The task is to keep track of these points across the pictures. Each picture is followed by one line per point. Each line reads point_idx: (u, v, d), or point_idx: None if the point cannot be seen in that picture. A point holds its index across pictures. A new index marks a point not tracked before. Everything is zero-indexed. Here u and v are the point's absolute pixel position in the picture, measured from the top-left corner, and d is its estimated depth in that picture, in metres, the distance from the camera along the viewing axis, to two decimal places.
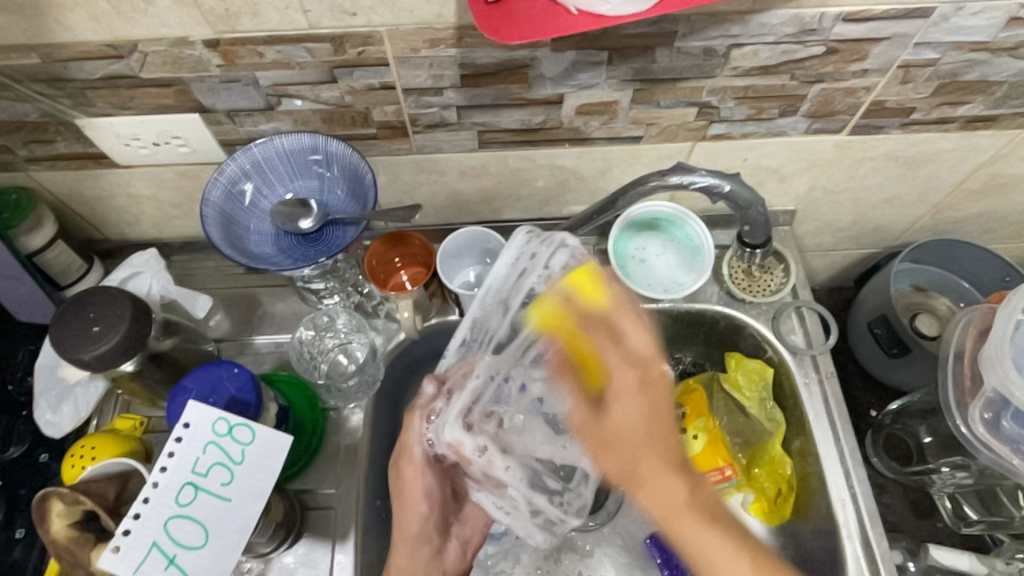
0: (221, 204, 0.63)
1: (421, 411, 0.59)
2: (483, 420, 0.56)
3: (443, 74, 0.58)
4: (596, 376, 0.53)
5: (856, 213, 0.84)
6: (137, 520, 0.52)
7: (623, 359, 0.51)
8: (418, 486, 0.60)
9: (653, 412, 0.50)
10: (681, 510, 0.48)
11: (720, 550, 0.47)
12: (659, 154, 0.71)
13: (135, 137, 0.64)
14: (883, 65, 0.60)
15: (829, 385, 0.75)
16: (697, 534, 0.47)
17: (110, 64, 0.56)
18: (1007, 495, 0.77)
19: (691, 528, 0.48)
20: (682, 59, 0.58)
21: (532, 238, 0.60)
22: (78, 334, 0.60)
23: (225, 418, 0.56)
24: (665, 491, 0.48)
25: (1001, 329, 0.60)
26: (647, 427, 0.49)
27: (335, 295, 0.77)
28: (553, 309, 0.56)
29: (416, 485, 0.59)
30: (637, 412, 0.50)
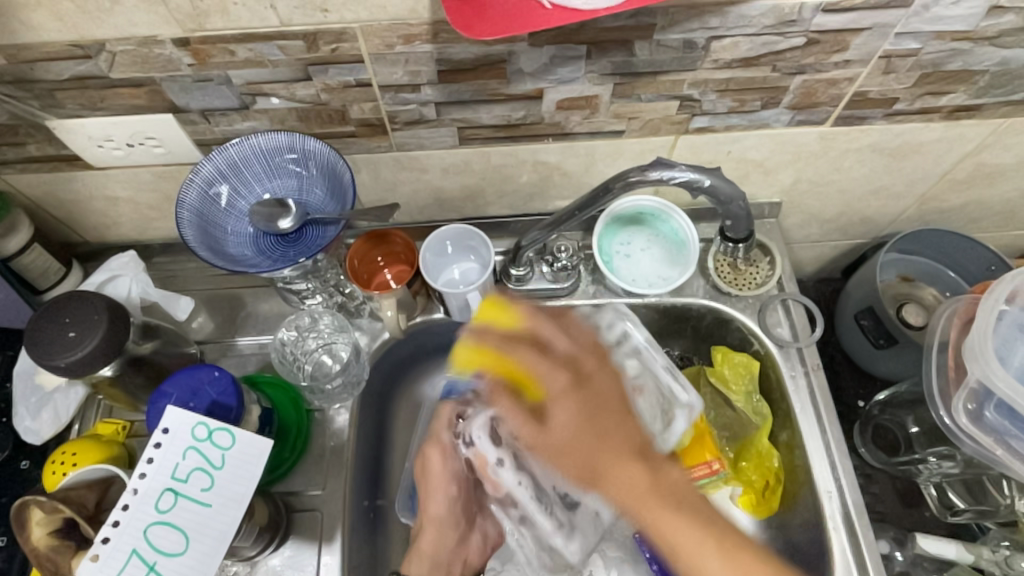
0: (197, 205, 0.62)
1: (455, 406, 0.69)
2: (500, 431, 0.53)
3: (420, 70, 0.57)
4: (533, 391, 0.51)
5: (842, 204, 0.84)
6: (116, 527, 0.52)
7: (551, 361, 0.51)
8: (446, 476, 0.67)
9: (585, 411, 0.49)
10: (620, 453, 0.48)
11: (636, 479, 0.48)
12: (642, 148, 0.70)
13: (107, 138, 0.63)
14: (865, 56, 0.60)
15: (815, 377, 0.75)
16: (614, 467, 0.48)
17: (78, 64, 0.55)
18: (992, 482, 0.78)
19: (608, 455, 0.48)
20: (662, 52, 0.57)
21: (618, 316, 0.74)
22: (53, 340, 0.59)
23: (205, 423, 0.56)
24: (598, 420, 0.49)
25: (984, 320, 0.60)
26: (636, 496, 0.47)
27: (317, 295, 0.76)
28: (467, 346, 0.56)
29: (442, 474, 0.66)
30: (569, 416, 0.49)
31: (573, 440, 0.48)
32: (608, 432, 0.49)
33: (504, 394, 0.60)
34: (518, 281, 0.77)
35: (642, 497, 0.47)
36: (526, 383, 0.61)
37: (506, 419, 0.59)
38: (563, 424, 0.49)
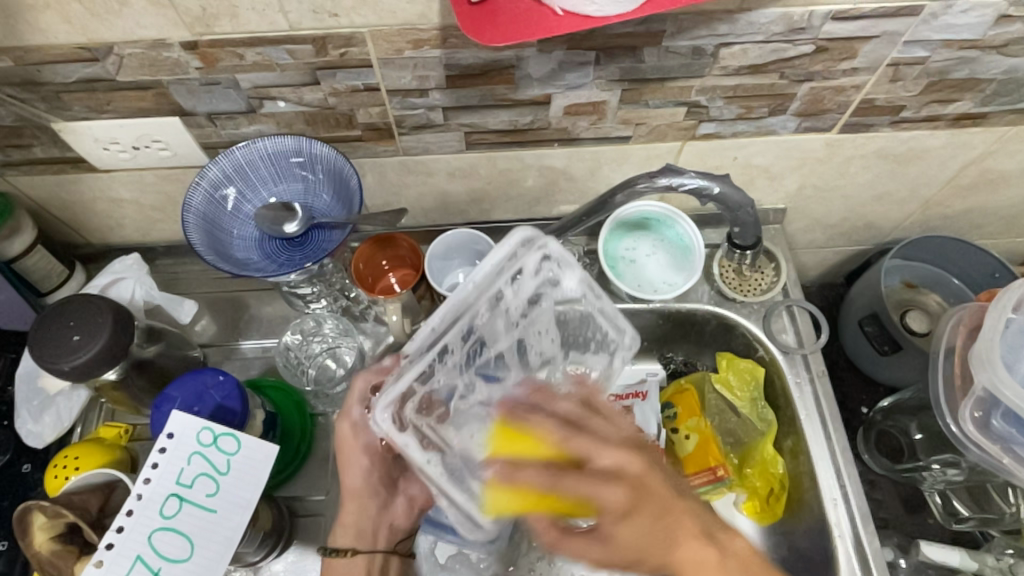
0: (203, 209, 0.62)
1: (370, 374, 0.56)
2: (417, 407, 0.49)
3: (428, 75, 0.57)
4: (577, 508, 0.46)
5: (846, 211, 0.84)
6: (120, 533, 0.51)
7: (608, 482, 0.45)
8: (359, 447, 0.58)
9: (654, 513, 0.45)
10: (664, 526, 0.45)
11: (710, 562, 0.45)
12: (648, 154, 0.70)
13: (113, 140, 0.62)
14: (872, 64, 0.60)
15: (820, 384, 0.75)
16: (655, 540, 0.45)
17: (85, 67, 0.54)
18: (997, 491, 0.76)
19: (629, 535, 0.45)
20: (670, 59, 0.57)
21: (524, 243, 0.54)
22: (57, 344, 0.59)
23: (210, 428, 0.55)
24: (636, 541, 0.45)
25: (991, 327, 0.60)
26: (654, 538, 0.45)
27: (322, 299, 0.76)
28: (502, 496, 0.46)
29: (355, 441, 0.58)
30: (604, 494, 0.45)
31: (648, 548, 0.45)
32: (632, 531, 0.45)
33: (423, 347, 0.51)
34: None
35: (716, 569, 0.45)
36: (455, 323, 0.52)
37: (429, 373, 0.50)
38: (601, 485, 0.45)
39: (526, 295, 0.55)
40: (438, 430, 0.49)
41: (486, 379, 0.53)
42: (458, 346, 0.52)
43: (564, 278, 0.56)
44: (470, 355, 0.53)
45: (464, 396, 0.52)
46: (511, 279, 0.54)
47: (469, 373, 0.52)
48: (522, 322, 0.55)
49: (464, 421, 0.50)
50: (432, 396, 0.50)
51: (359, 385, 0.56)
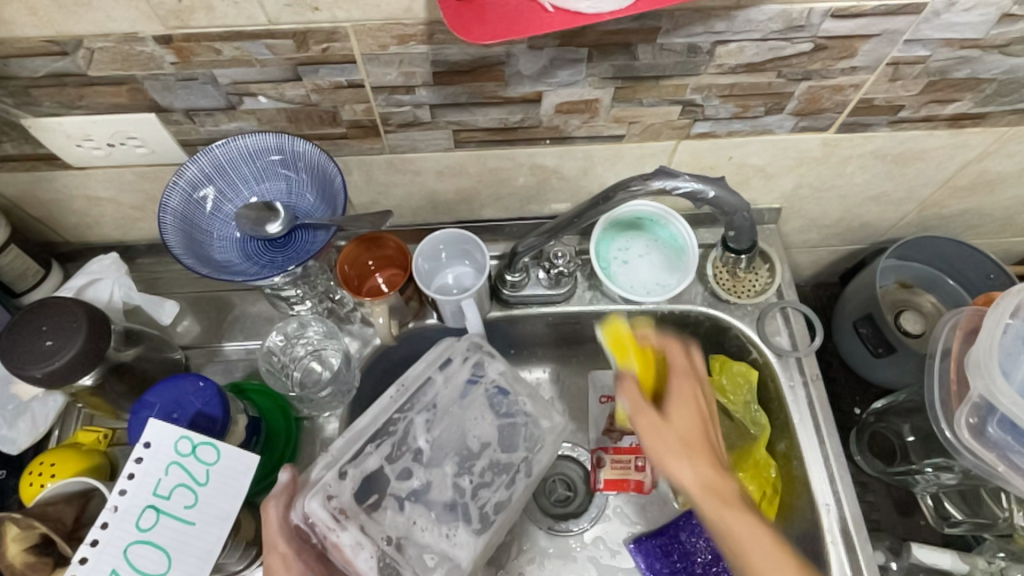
0: (181, 209, 0.59)
1: (280, 497, 0.56)
2: (340, 502, 0.56)
3: (415, 72, 0.55)
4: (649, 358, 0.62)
5: (841, 211, 0.83)
6: (95, 547, 0.50)
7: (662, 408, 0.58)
8: (298, 573, 0.55)
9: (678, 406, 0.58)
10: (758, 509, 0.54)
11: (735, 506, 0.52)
12: (642, 153, 0.69)
13: (87, 137, 0.60)
14: (872, 63, 0.58)
15: (814, 387, 0.74)
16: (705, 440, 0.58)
17: (54, 61, 0.52)
18: (989, 494, 0.76)
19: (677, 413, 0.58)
20: (665, 56, 0.55)
21: (474, 349, 0.67)
22: (30, 350, 0.57)
23: (188, 437, 0.54)
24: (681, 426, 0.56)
25: (990, 333, 0.59)
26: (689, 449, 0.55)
27: (306, 301, 0.74)
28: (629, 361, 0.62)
29: (287, 574, 0.54)
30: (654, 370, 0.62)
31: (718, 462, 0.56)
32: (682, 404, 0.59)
33: (344, 450, 0.60)
34: (513, 287, 0.75)
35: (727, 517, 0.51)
36: (386, 415, 0.62)
37: (346, 472, 0.58)
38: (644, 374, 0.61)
39: (455, 389, 0.65)
40: (359, 516, 0.57)
41: (418, 465, 0.61)
42: (374, 447, 0.61)
43: (488, 367, 0.66)
44: (389, 454, 0.61)
45: (401, 480, 0.60)
46: (427, 390, 0.65)
47: (400, 460, 0.61)
48: (455, 413, 0.64)
49: (400, 505, 0.59)
50: (364, 480, 0.59)
51: (273, 514, 0.56)
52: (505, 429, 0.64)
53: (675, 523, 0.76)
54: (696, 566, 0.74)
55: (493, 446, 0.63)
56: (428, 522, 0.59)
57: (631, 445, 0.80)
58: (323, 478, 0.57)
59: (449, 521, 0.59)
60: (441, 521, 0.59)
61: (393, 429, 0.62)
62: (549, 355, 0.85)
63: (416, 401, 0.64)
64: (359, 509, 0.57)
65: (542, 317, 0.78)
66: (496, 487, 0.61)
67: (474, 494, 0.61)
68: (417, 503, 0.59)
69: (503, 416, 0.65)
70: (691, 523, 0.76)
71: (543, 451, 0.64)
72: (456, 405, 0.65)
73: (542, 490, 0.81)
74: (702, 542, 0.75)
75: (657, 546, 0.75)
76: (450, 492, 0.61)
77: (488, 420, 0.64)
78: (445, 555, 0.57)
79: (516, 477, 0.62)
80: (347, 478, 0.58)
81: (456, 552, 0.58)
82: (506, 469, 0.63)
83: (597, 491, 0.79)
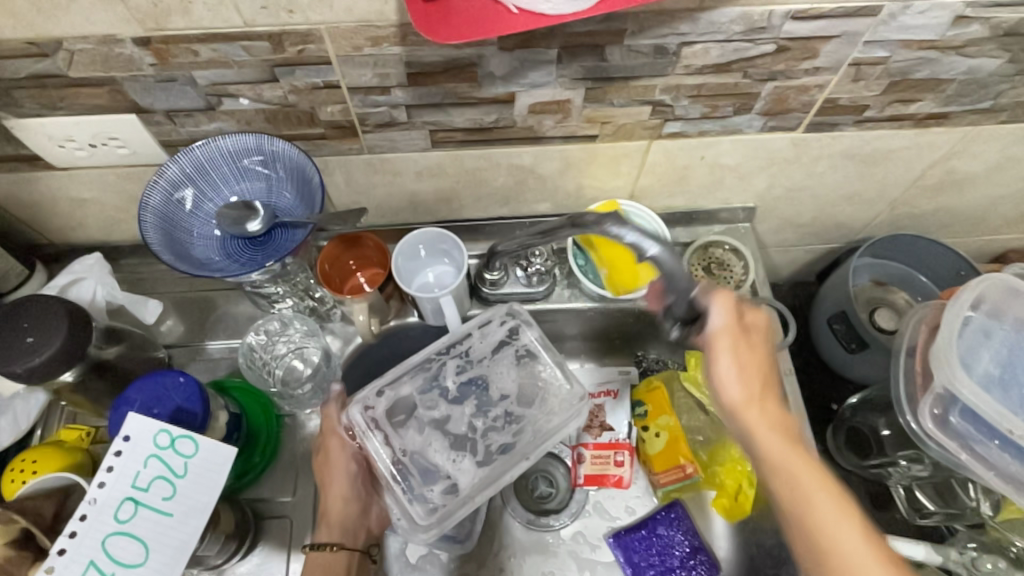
0: (161, 209, 0.61)
1: (337, 400, 0.65)
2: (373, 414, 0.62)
3: (389, 73, 0.56)
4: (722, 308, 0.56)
5: (815, 210, 0.84)
6: (73, 538, 0.50)
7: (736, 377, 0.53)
8: (344, 455, 0.64)
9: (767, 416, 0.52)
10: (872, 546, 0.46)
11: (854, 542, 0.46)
12: (616, 153, 0.70)
13: (69, 138, 0.61)
14: (834, 64, 0.60)
15: (787, 382, 0.76)
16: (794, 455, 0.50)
17: (35, 62, 0.53)
18: (960, 485, 0.79)
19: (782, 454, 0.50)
20: (633, 57, 0.57)
21: (511, 314, 0.67)
22: (11, 346, 0.57)
23: (167, 430, 0.55)
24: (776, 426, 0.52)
25: (950, 325, 0.61)
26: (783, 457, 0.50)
27: (287, 299, 0.75)
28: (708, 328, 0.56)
29: (341, 455, 0.64)
30: (745, 381, 0.53)
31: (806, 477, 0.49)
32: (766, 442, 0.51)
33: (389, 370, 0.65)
34: (492, 285, 0.77)
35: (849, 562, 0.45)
36: (434, 350, 0.67)
37: (381, 391, 0.64)
38: (731, 375, 0.53)
39: (490, 343, 0.67)
40: (386, 429, 0.62)
41: (445, 399, 0.64)
42: (411, 376, 0.65)
43: (524, 332, 0.67)
44: (422, 382, 0.65)
45: (427, 408, 0.63)
46: (463, 339, 0.67)
47: (430, 392, 0.64)
48: (487, 363, 0.66)
49: (421, 427, 0.62)
50: (396, 402, 0.63)
51: (331, 410, 0.64)
52: (528, 387, 0.64)
53: (654, 517, 0.77)
54: (674, 560, 0.76)
55: (514, 399, 0.63)
56: (441, 446, 0.61)
57: (611, 440, 0.80)
58: (363, 393, 0.64)
59: (459, 449, 0.61)
60: (452, 448, 0.61)
61: (433, 365, 0.66)
62: None
63: (455, 347, 0.67)
64: (385, 425, 0.62)
65: None
66: (506, 432, 0.62)
67: (485, 435, 0.62)
68: (436, 429, 0.62)
69: (530, 373, 0.65)
70: (670, 517, 0.77)
71: (561, 414, 0.61)
72: (493, 355, 0.66)
73: (524, 486, 0.82)
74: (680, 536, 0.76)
75: (635, 540, 0.77)
76: (472, 425, 0.63)
77: (514, 375, 0.65)
78: (450, 478, 0.60)
79: (527, 433, 0.62)
80: (381, 399, 0.63)
81: (458, 476, 0.60)
82: (519, 422, 0.62)
83: (579, 486, 0.80)
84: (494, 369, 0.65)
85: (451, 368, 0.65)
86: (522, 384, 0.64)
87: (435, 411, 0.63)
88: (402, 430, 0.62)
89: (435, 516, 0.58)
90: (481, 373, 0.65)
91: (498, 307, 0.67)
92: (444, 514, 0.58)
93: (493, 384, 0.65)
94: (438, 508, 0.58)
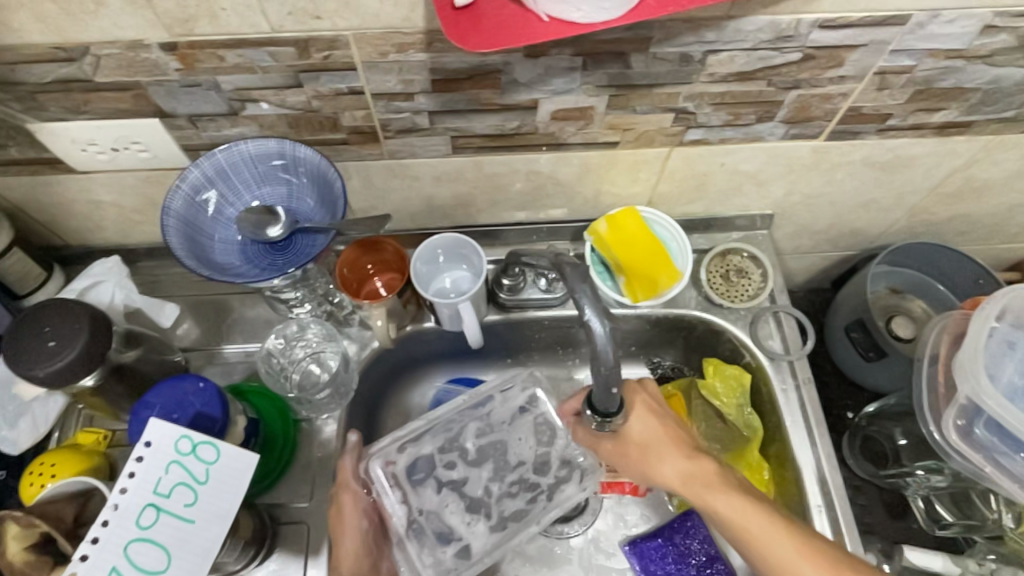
0: (183, 212, 0.60)
1: (352, 453, 0.66)
2: (392, 473, 0.68)
3: (414, 79, 0.56)
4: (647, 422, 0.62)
5: (833, 217, 0.84)
6: (95, 544, 0.50)
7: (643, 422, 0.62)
8: (356, 511, 0.63)
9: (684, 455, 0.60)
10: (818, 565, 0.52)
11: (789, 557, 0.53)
12: (636, 160, 0.70)
13: (91, 142, 0.61)
14: (859, 72, 0.60)
15: (806, 390, 0.75)
16: (767, 537, 0.54)
17: (61, 67, 0.53)
18: (979, 496, 0.78)
19: (773, 547, 0.53)
20: (658, 65, 0.57)
21: (529, 380, 0.74)
22: (33, 350, 0.57)
23: (189, 436, 0.54)
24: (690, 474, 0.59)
25: (976, 337, 0.60)
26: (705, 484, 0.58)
27: (306, 303, 0.75)
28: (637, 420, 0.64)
29: (354, 507, 0.63)
30: (665, 446, 0.61)
31: None
32: (775, 550, 0.53)
33: (407, 429, 0.71)
34: (510, 291, 0.77)
35: None
36: (453, 412, 0.72)
37: (400, 447, 0.69)
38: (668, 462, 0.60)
39: (511, 409, 0.73)
40: (405, 486, 0.68)
41: (463, 460, 0.71)
42: (430, 437, 0.71)
43: (541, 401, 0.73)
44: (439, 444, 0.71)
45: (446, 469, 0.70)
46: (485, 404, 0.73)
47: (450, 453, 0.71)
48: (506, 429, 0.72)
49: (438, 487, 0.69)
50: (414, 461, 0.69)
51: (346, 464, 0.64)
52: (545, 456, 0.71)
53: (670, 525, 0.76)
54: (691, 568, 0.75)
55: (530, 466, 0.71)
56: (457, 508, 0.68)
57: None
58: (380, 447, 0.68)
59: (474, 513, 0.68)
60: (467, 510, 0.68)
61: (448, 428, 0.72)
62: (544, 359, 0.86)
63: (475, 410, 0.73)
64: (403, 484, 0.68)
65: (538, 321, 0.79)
66: (520, 500, 0.69)
67: (500, 499, 0.69)
68: (453, 490, 0.69)
69: (547, 441, 0.71)
70: (686, 525, 0.76)
71: (574, 485, 0.70)
72: (511, 421, 0.73)
73: None
74: (697, 544, 0.75)
75: (652, 548, 0.76)
76: (489, 488, 0.70)
77: (531, 443, 0.72)
78: (463, 539, 0.67)
79: (540, 499, 0.70)
80: (398, 463, 0.69)
81: (470, 539, 0.67)
82: (532, 488, 0.70)
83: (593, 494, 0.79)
84: (515, 436, 0.72)
85: (467, 433, 0.72)
86: (540, 453, 0.71)
87: (451, 471, 0.70)
88: (418, 487, 0.68)
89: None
90: (500, 437, 0.72)
91: (519, 374, 0.74)
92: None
93: (512, 451, 0.71)
94: (450, 569, 0.65)
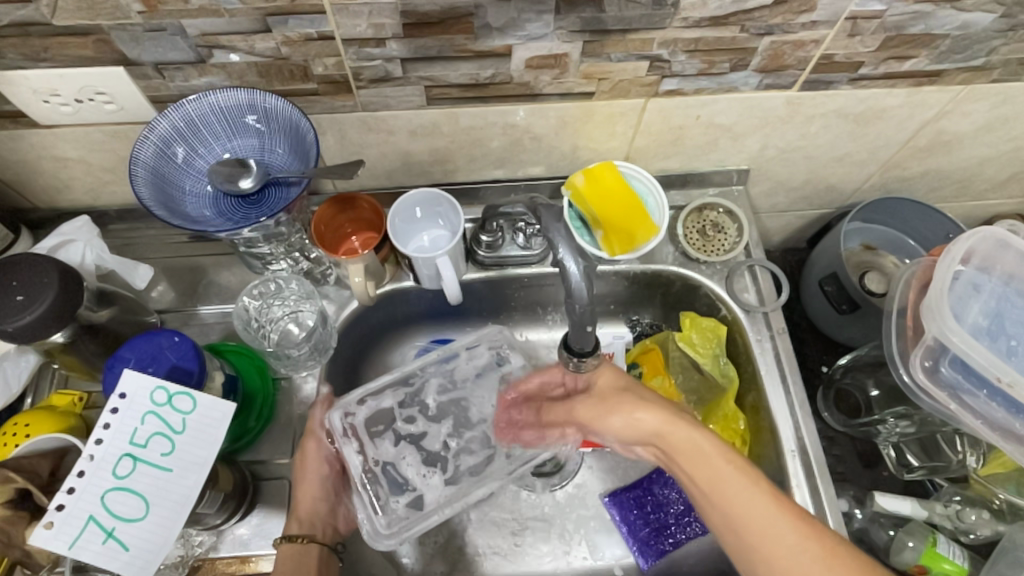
0: (152, 162, 0.59)
1: (320, 404, 0.69)
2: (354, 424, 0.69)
3: (384, 23, 0.56)
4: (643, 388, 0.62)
5: (807, 173, 0.85)
6: (71, 494, 0.50)
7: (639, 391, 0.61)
8: (318, 458, 0.67)
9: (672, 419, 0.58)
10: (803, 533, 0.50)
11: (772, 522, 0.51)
12: (612, 111, 0.70)
13: (54, 92, 0.60)
14: (831, 17, 0.60)
15: (781, 340, 0.76)
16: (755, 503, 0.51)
17: (17, 8, 0.51)
18: (945, 440, 0.81)
19: (729, 484, 0.53)
20: (631, 8, 0.56)
21: (497, 340, 0.75)
22: (0, 304, 0.56)
23: (164, 387, 0.54)
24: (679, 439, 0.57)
25: (942, 279, 0.61)
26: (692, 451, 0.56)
27: (282, 261, 0.74)
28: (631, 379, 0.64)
29: (317, 455, 0.67)
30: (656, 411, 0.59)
31: None
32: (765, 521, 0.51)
33: (379, 381, 0.72)
34: (489, 248, 0.77)
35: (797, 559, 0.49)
36: (417, 367, 0.73)
37: (364, 400, 0.70)
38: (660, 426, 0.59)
39: (474, 368, 0.74)
40: (363, 437, 0.69)
41: (424, 415, 0.72)
42: (394, 391, 0.72)
43: (507, 359, 0.74)
44: (403, 398, 0.72)
45: (406, 423, 0.71)
46: (450, 361, 0.74)
47: (410, 407, 0.72)
48: (469, 387, 0.74)
49: (397, 440, 0.70)
50: (377, 413, 0.71)
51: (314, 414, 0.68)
52: (506, 414, 0.72)
53: (649, 477, 0.78)
54: (669, 517, 0.76)
55: (489, 424, 0.72)
56: (414, 461, 0.69)
57: None
58: (345, 401, 0.69)
59: (431, 466, 0.69)
60: (424, 463, 0.69)
61: (411, 385, 0.73)
62: (524, 318, 0.87)
63: (441, 367, 0.74)
64: (364, 435, 0.69)
65: (518, 278, 0.80)
66: (478, 455, 0.70)
67: (457, 454, 0.70)
68: (411, 443, 0.70)
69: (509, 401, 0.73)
70: (664, 476, 0.78)
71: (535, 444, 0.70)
72: (474, 379, 0.74)
73: None
74: (675, 494, 0.77)
75: (631, 498, 0.77)
76: (447, 446, 0.71)
77: (493, 401, 0.73)
78: (417, 489, 0.68)
79: (496, 457, 0.70)
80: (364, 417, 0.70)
81: (424, 490, 0.68)
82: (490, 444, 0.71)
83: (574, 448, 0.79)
84: (478, 396, 0.73)
85: (432, 391, 0.73)
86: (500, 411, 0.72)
87: (411, 428, 0.71)
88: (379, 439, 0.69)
89: (399, 526, 0.65)
90: (461, 395, 0.73)
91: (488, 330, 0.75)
92: (406, 523, 0.66)
93: (474, 410, 0.72)
94: (398, 517, 0.66)
